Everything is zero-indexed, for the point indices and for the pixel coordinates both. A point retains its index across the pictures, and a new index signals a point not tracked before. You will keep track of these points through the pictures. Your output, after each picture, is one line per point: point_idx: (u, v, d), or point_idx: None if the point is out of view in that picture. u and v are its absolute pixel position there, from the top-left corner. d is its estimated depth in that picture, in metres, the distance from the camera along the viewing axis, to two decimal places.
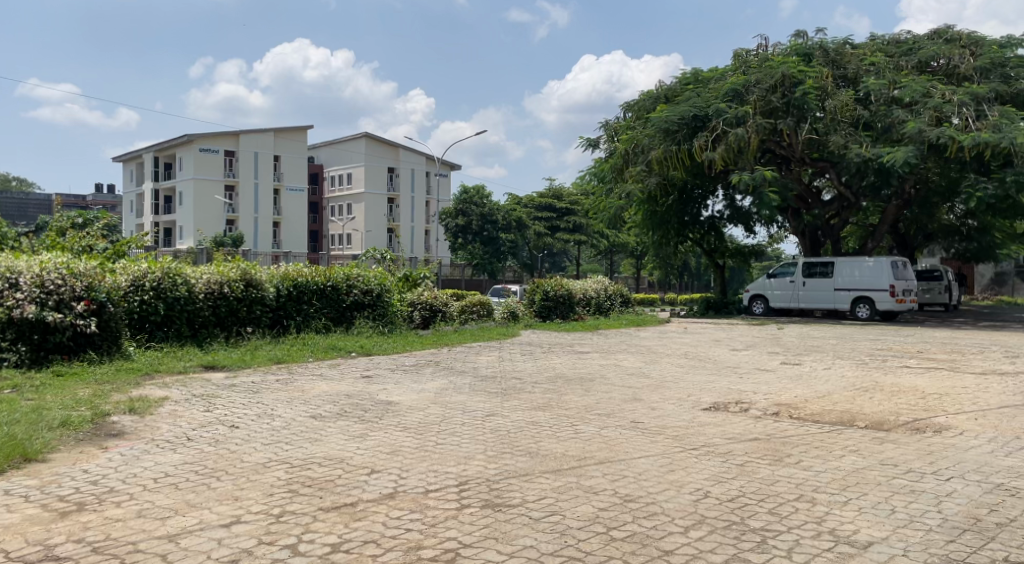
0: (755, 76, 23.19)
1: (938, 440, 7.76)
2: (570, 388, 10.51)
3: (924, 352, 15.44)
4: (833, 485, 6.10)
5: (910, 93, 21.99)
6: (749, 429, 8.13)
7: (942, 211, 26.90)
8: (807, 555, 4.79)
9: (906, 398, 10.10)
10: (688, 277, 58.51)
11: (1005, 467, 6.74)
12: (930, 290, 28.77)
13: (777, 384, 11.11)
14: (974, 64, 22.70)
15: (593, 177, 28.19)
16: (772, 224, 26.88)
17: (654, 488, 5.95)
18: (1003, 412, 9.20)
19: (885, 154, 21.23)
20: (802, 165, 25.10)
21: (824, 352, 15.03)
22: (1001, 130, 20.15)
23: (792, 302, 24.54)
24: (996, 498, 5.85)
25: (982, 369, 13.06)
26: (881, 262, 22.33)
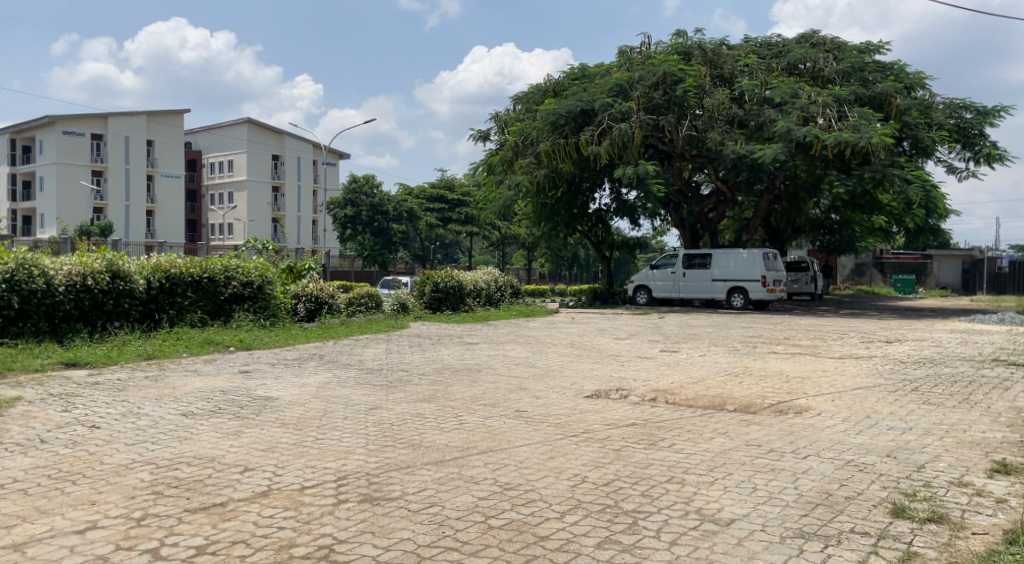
0: (638, 73, 23.78)
1: (800, 421, 8.21)
2: (456, 379, 10.53)
3: (791, 338, 16.31)
4: (701, 466, 6.36)
5: (779, 94, 23.03)
6: (627, 414, 8.37)
7: (809, 206, 28.31)
8: (674, 534, 4.97)
9: (773, 382, 10.65)
10: (577, 268, 59.69)
11: (856, 444, 7.21)
12: (799, 280, 30.33)
13: (656, 371, 11.46)
14: (836, 67, 24.04)
15: (484, 168, 28.28)
16: (655, 218, 27.70)
17: (532, 475, 6.04)
18: (857, 394, 9.84)
19: (757, 151, 22.21)
20: (683, 160, 25.88)
21: (701, 340, 15.62)
22: (860, 130, 21.48)
23: (673, 292, 25.35)
24: (846, 473, 6.25)
25: (841, 354, 13.91)
26: (754, 254, 23.54)
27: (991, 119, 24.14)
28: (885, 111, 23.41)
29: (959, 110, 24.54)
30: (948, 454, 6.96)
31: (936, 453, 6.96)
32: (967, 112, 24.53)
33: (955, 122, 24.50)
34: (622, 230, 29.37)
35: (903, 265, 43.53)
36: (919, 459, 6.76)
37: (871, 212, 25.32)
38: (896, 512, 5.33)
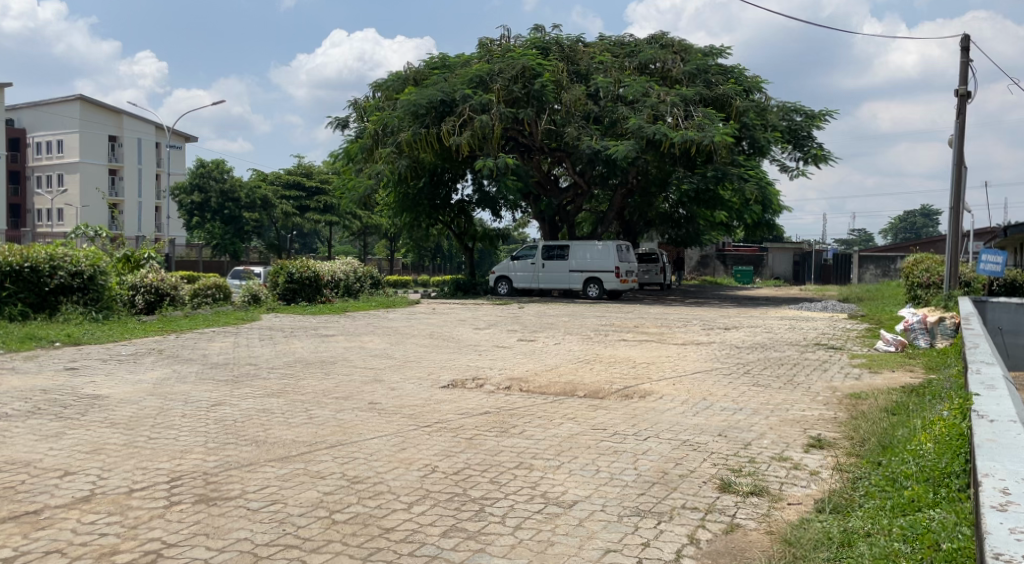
0: (498, 66, 23.87)
1: (643, 404, 8.55)
2: (307, 372, 10.29)
3: (640, 326, 16.95)
4: (549, 450, 6.51)
5: (631, 91, 23.74)
6: (481, 403, 8.43)
7: (660, 201, 29.38)
8: (519, 519, 5.06)
9: (620, 368, 11.04)
10: (440, 259, 59.57)
11: (692, 425, 7.60)
12: (649, 271, 31.55)
13: (512, 360, 11.62)
14: (683, 69, 25.07)
15: (341, 156, 27.67)
16: (515, 210, 27.97)
17: (382, 467, 5.99)
18: (697, 377, 10.38)
19: (611, 147, 22.90)
20: (541, 153, 26.30)
21: (556, 329, 15.96)
22: (704, 129, 22.52)
23: (533, 282, 25.72)
24: (682, 453, 6.58)
25: (684, 340, 14.61)
26: (608, 245, 24.34)
27: (818, 123, 25.97)
28: (726, 112, 24.73)
29: (791, 113, 26.23)
30: (772, 431, 7.45)
31: (762, 431, 7.44)
32: (797, 115, 26.28)
33: (787, 124, 26.16)
34: (484, 221, 29.43)
35: (743, 257, 45.86)
36: (746, 437, 7.20)
37: (714, 208, 26.63)
38: (724, 487, 5.66)
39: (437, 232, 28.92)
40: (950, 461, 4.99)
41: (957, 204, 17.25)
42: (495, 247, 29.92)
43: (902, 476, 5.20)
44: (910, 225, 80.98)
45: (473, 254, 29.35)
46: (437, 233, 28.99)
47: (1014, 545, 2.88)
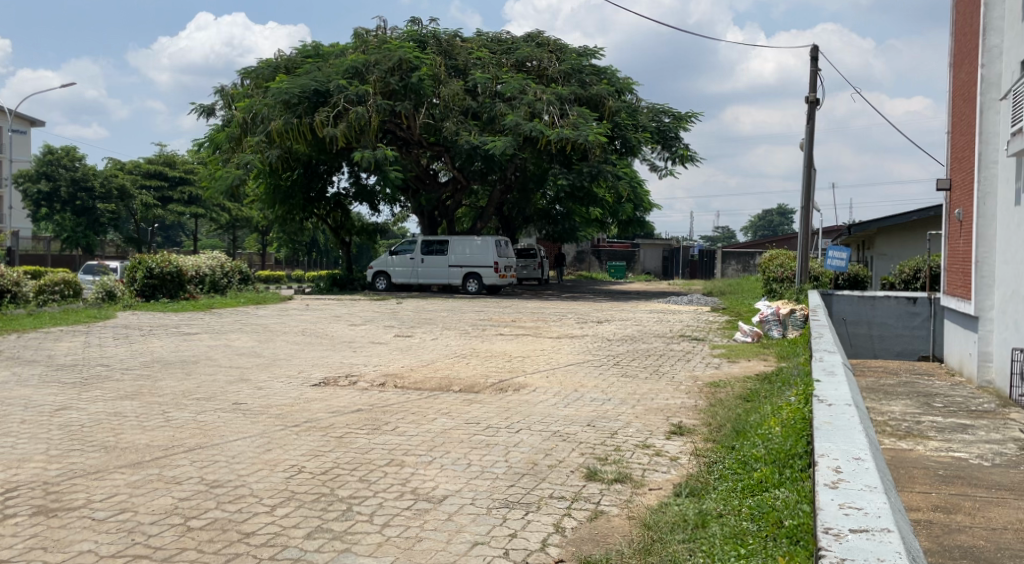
0: (374, 56, 23.51)
1: (516, 397, 8.67)
2: (167, 372, 9.86)
3: (516, 320, 17.14)
4: (422, 446, 6.49)
5: (509, 88, 23.94)
6: (353, 400, 8.32)
7: (538, 198, 29.69)
8: (387, 516, 5.00)
9: (496, 362, 11.15)
10: (316, 253, 58.50)
11: (563, 416, 7.76)
12: (528, 266, 31.90)
13: (386, 356, 11.51)
14: (558, 68, 25.49)
15: (207, 145, 26.62)
16: (394, 204, 27.64)
17: (245, 470, 5.81)
18: (569, 370, 10.60)
19: (489, 142, 23.07)
20: (420, 148, 26.08)
21: (433, 324, 15.93)
22: (578, 128, 23.08)
23: (411, 277, 25.53)
24: (551, 444, 6.70)
25: (559, 333, 14.88)
26: (487, 241, 24.44)
27: (685, 124, 26.95)
28: (600, 111, 25.23)
29: (660, 115, 27.08)
30: (637, 420, 7.70)
31: (628, 420, 7.68)
32: (666, 116, 27.17)
33: (656, 125, 26.95)
34: (361, 215, 28.91)
35: (615, 253, 47.10)
36: (613, 426, 7.42)
37: (590, 205, 27.18)
38: (590, 476, 5.81)
39: (312, 226, 28.25)
40: (793, 444, 5.31)
41: (808, 203, 18.35)
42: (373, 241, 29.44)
43: (752, 459, 5.49)
44: (767, 223, 85.61)
45: (350, 249, 28.83)
46: (312, 227, 28.31)
47: (843, 518, 3.09)
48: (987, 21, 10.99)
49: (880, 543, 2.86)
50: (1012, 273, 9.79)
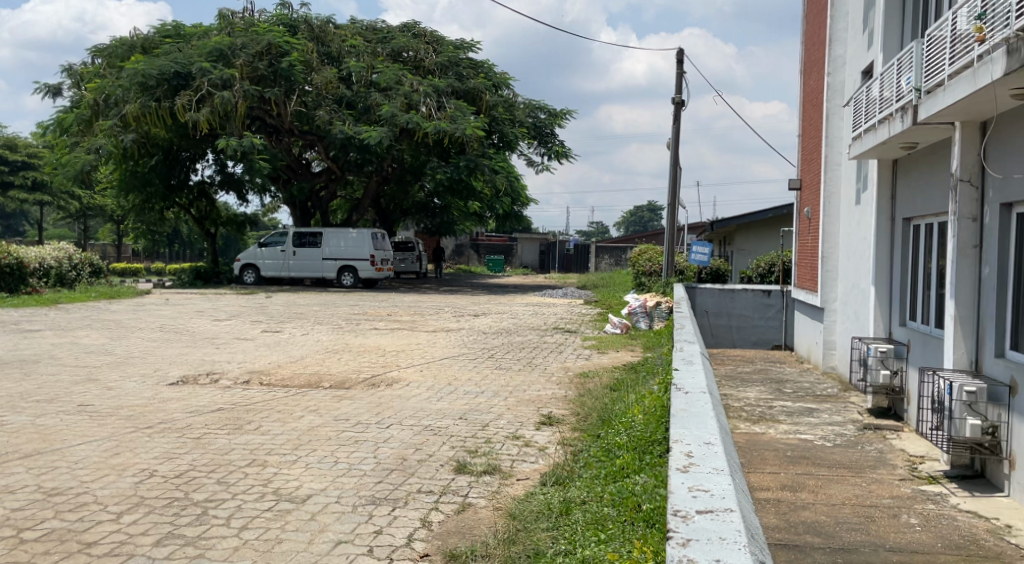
0: (240, 40, 22.71)
1: (388, 392, 8.58)
2: (5, 373, 9.19)
3: (391, 314, 16.97)
4: (286, 445, 6.33)
5: (385, 79, 23.66)
6: (214, 400, 8.02)
7: (415, 192, 29.41)
8: (246, 519, 4.85)
9: (369, 357, 11.00)
10: (178, 244, 55.91)
11: (435, 410, 7.74)
12: (405, 260, 31.59)
13: (253, 352, 11.14)
14: (435, 59, 25.34)
15: (55, 127, 24.92)
16: (263, 194, 26.73)
17: (88, 476, 5.50)
18: (443, 364, 10.59)
19: (364, 132, 22.68)
20: (291, 136, 25.38)
21: (304, 319, 15.55)
22: (456, 121, 23.16)
23: (282, 271, 24.75)
24: (422, 438, 6.67)
25: (434, 327, 14.81)
26: (363, 233, 23.98)
27: (560, 121, 27.34)
28: (477, 106, 25.39)
29: (536, 111, 27.32)
30: (509, 412, 7.78)
31: (499, 413, 7.74)
32: (542, 112, 27.46)
33: (532, 121, 27.19)
34: (228, 205, 27.85)
35: (494, 247, 47.26)
36: (484, 418, 7.46)
37: (468, 199, 27.19)
38: (459, 469, 5.83)
39: (174, 215, 26.97)
40: (654, 430, 5.50)
41: (674, 200, 19.04)
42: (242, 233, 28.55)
43: (615, 447, 5.67)
44: (637, 219, 88.05)
45: (216, 240, 27.75)
46: (174, 216, 27.04)
47: (690, 500, 3.23)
48: (832, 33, 11.77)
49: (722, 523, 3.02)
50: (853, 268, 10.50)
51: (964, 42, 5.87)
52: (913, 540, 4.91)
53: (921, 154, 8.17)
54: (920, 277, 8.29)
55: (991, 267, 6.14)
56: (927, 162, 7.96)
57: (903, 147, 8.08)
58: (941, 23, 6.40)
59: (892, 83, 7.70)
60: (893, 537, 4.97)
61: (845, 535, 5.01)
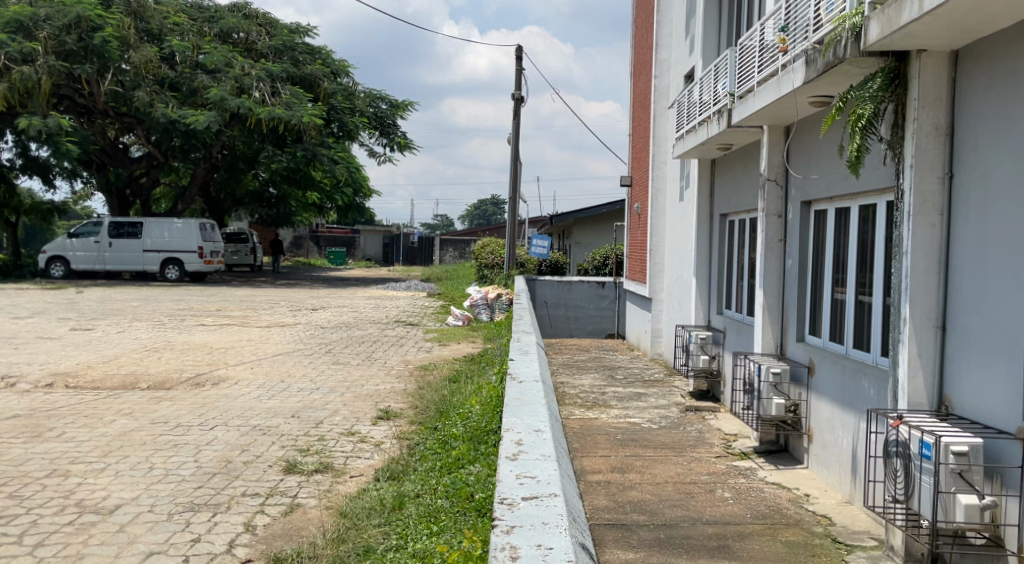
0: (44, 10, 20.77)
1: (214, 392, 8.20)
2: None
3: (219, 310, 16.21)
4: (93, 453, 5.91)
5: (213, 60, 22.64)
6: (11, 406, 7.37)
7: (249, 181, 28.20)
8: (43, 535, 4.47)
9: (195, 355, 10.48)
10: None
11: (265, 409, 7.47)
12: (238, 252, 30.31)
13: (60, 353, 10.32)
14: (268, 43, 24.45)
15: None
16: (74, 180, 24.77)
17: None
18: (275, 360, 10.25)
19: (190, 116, 21.57)
20: (105, 117, 23.68)
21: (122, 316, 14.56)
22: (291, 108, 22.56)
23: (96, 264, 23.09)
24: (249, 439, 6.42)
25: (267, 323, 14.28)
26: (189, 224, 22.75)
27: (402, 111, 26.95)
28: (314, 92, 24.75)
29: (377, 101, 26.85)
30: (344, 408, 7.62)
31: (334, 409, 7.57)
32: (383, 103, 27.01)
33: (373, 111, 26.66)
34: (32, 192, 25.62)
35: (335, 239, 46.12)
36: (318, 416, 7.27)
37: (305, 188, 26.40)
38: (288, 469, 5.64)
39: None
40: (489, 420, 5.55)
41: (514, 193, 19.29)
42: (48, 222, 26.40)
43: (451, 438, 5.67)
44: (482, 213, 88.65)
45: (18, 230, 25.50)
46: None
47: (517, 487, 3.27)
48: (658, 38, 12.27)
49: (545, 508, 3.08)
50: (677, 259, 11.05)
51: (770, 52, 6.27)
52: (727, 513, 5.22)
53: (735, 154, 8.68)
54: (734, 268, 8.81)
55: (793, 259, 6.62)
56: (740, 161, 8.46)
57: (720, 148, 8.55)
58: (750, 33, 6.80)
59: (710, 88, 8.13)
60: (709, 510, 5.26)
61: (666, 511, 5.25)
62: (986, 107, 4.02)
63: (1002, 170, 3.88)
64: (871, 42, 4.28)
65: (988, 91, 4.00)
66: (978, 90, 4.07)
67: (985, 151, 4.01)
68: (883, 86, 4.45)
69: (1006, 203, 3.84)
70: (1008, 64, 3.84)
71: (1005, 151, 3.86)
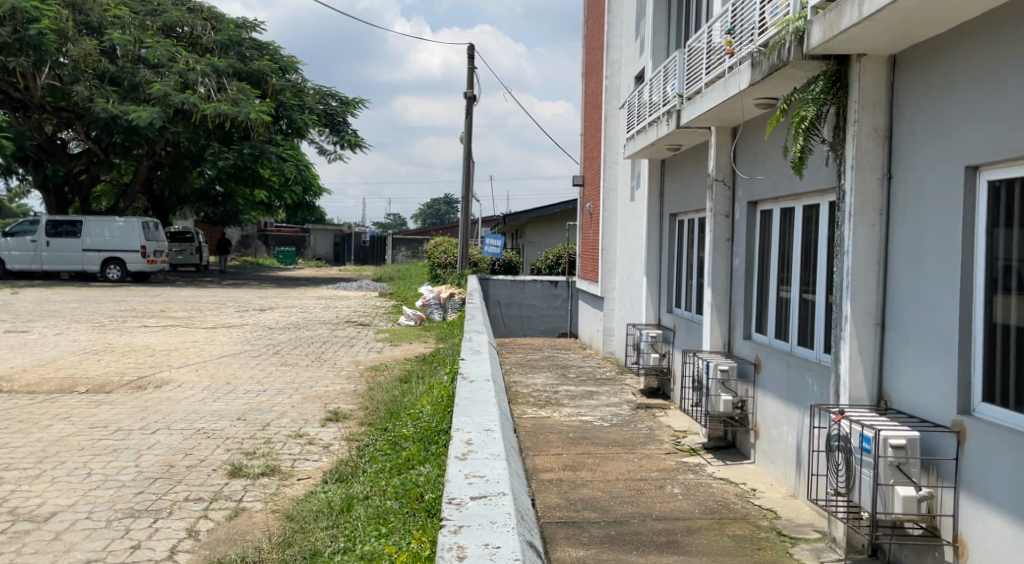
0: None
1: (157, 395, 8.02)
2: None
3: (163, 310, 15.88)
4: (28, 459, 5.73)
5: (156, 54, 22.22)
6: None
7: (194, 178, 27.68)
8: None
9: (137, 357, 10.24)
10: None
11: (210, 412, 7.33)
12: (183, 251, 29.74)
13: None
14: (214, 37, 24.00)
15: None
16: (9, 177, 24.01)
17: None
18: (221, 361, 10.07)
19: (132, 112, 21.11)
20: (42, 112, 22.92)
21: (61, 317, 14.16)
22: (238, 104, 22.21)
23: (33, 264, 22.45)
24: (193, 442, 6.29)
25: (213, 323, 14.03)
26: (131, 223, 22.19)
27: (352, 109, 26.71)
28: (262, 89, 24.41)
29: (327, 98, 26.55)
30: (292, 410, 7.52)
31: (281, 411, 7.46)
32: (333, 100, 26.71)
33: (323, 108, 26.38)
34: None
35: (284, 238, 45.53)
36: (265, 418, 7.15)
37: (253, 186, 26.02)
38: (233, 472, 5.54)
39: None
40: (439, 421, 5.52)
41: (467, 192, 19.25)
42: None
43: (401, 439, 5.63)
44: (435, 211, 88.50)
45: None
46: None
47: (465, 487, 3.25)
48: (608, 39, 12.34)
49: (493, 507, 3.07)
50: (629, 258, 11.12)
51: (717, 54, 6.34)
52: (675, 508, 5.27)
53: (684, 155, 8.76)
54: (684, 267, 8.90)
55: (740, 258, 6.71)
56: (689, 161, 8.54)
57: (670, 148, 8.63)
58: (698, 35, 6.87)
59: (659, 89, 8.20)
60: (659, 507, 5.30)
61: (617, 508, 5.28)
62: (922, 109, 4.12)
63: (937, 170, 3.97)
64: (814, 46, 4.34)
65: (923, 94, 4.10)
66: (915, 93, 4.17)
67: (921, 152, 4.11)
68: (825, 89, 4.52)
69: (941, 203, 3.94)
70: (943, 69, 3.94)
71: (939, 152, 3.96)
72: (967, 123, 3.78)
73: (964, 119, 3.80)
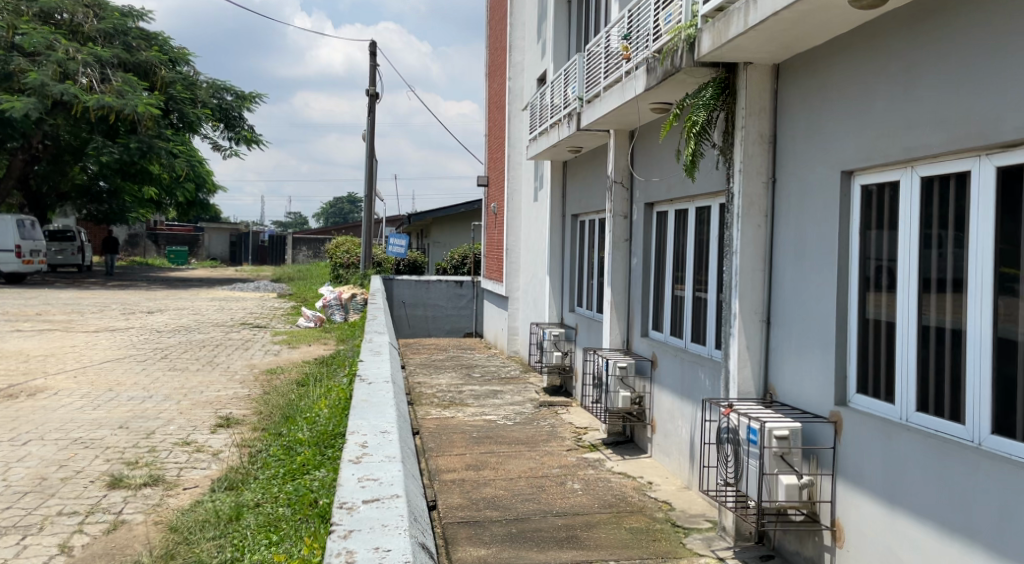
0: None
1: (29, 404, 7.56)
2: None
3: (40, 314, 15.01)
4: None
5: (31, 42, 20.86)
6: None
7: (76, 173, 26.33)
8: None
9: (7, 364, 9.64)
10: None
11: (89, 420, 6.96)
12: (64, 251, 28.29)
13: None
14: (96, 26, 22.87)
15: None
16: None
17: None
18: (102, 367, 9.59)
19: (5, 102, 19.92)
20: None
21: None
22: (123, 96, 21.44)
23: None
24: (68, 453, 5.95)
25: (94, 327, 13.36)
26: (5, 221, 20.92)
27: (247, 104, 25.91)
28: (150, 80, 23.54)
29: (221, 92, 25.64)
30: (181, 416, 7.22)
31: (169, 418, 7.16)
32: (227, 94, 25.82)
33: (216, 102, 25.40)
34: None
35: (177, 237, 43.85)
36: (150, 426, 6.84)
37: (140, 183, 24.94)
38: (112, 483, 5.27)
39: None
40: (336, 424, 5.40)
41: (369, 191, 18.96)
42: None
43: (296, 443, 5.47)
44: (337, 211, 86.95)
45: None
46: None
47: (358, 491, 3.17)
48: (511, 40, 12.36)
49: (385, 510, 3.00)
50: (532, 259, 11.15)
51: (615, 59, 6.42)
52: (575, 504, 5.30)
53: (585, 157, 8.85)
54: (584, 267, 8.99)
55: (638, 257, 6.82)
56: (589, 163, 8.62)
57: (571, 150, 8.70)
58: (596, 39, 6.94)
59: (560, 91, 8.26)
60: (560, 503, 5.31)
61: (518, 506, 5.27)
62: (802, 116, 4.26)
63: (816, 174, 4.12)
64: (704, 53, 4.42)
65: (804, 102, 4.24)
66: (797, 100, 4.31)
67: (802, 155, 4.25)
68: (715, 94, 4.62)
69: (819, 204, 4.08)
70: (822, 78, 4.08)
71: (818, 156, 4.11)
72: (842, 128, 3.94)
73: (839, 125, 3.95)
